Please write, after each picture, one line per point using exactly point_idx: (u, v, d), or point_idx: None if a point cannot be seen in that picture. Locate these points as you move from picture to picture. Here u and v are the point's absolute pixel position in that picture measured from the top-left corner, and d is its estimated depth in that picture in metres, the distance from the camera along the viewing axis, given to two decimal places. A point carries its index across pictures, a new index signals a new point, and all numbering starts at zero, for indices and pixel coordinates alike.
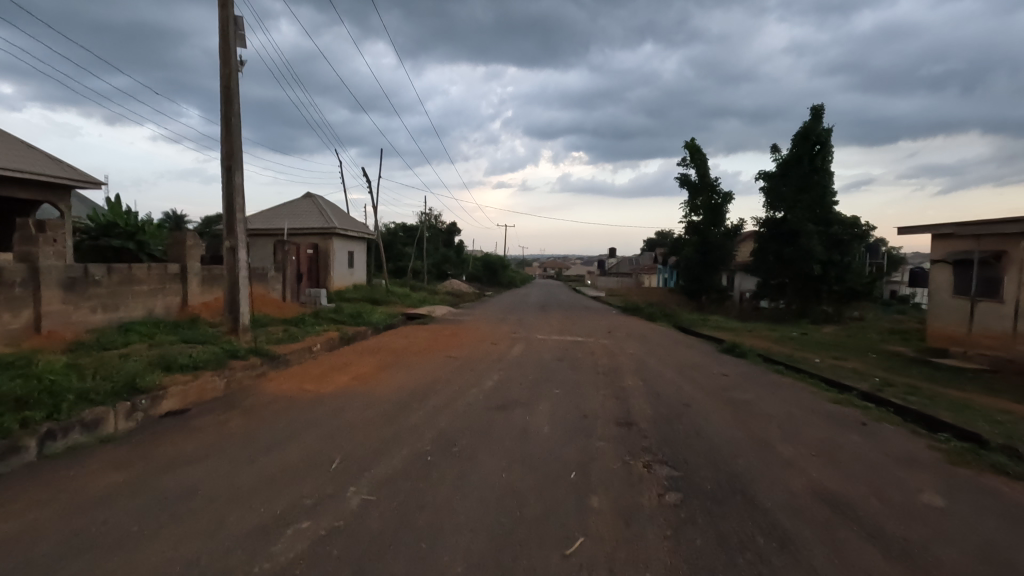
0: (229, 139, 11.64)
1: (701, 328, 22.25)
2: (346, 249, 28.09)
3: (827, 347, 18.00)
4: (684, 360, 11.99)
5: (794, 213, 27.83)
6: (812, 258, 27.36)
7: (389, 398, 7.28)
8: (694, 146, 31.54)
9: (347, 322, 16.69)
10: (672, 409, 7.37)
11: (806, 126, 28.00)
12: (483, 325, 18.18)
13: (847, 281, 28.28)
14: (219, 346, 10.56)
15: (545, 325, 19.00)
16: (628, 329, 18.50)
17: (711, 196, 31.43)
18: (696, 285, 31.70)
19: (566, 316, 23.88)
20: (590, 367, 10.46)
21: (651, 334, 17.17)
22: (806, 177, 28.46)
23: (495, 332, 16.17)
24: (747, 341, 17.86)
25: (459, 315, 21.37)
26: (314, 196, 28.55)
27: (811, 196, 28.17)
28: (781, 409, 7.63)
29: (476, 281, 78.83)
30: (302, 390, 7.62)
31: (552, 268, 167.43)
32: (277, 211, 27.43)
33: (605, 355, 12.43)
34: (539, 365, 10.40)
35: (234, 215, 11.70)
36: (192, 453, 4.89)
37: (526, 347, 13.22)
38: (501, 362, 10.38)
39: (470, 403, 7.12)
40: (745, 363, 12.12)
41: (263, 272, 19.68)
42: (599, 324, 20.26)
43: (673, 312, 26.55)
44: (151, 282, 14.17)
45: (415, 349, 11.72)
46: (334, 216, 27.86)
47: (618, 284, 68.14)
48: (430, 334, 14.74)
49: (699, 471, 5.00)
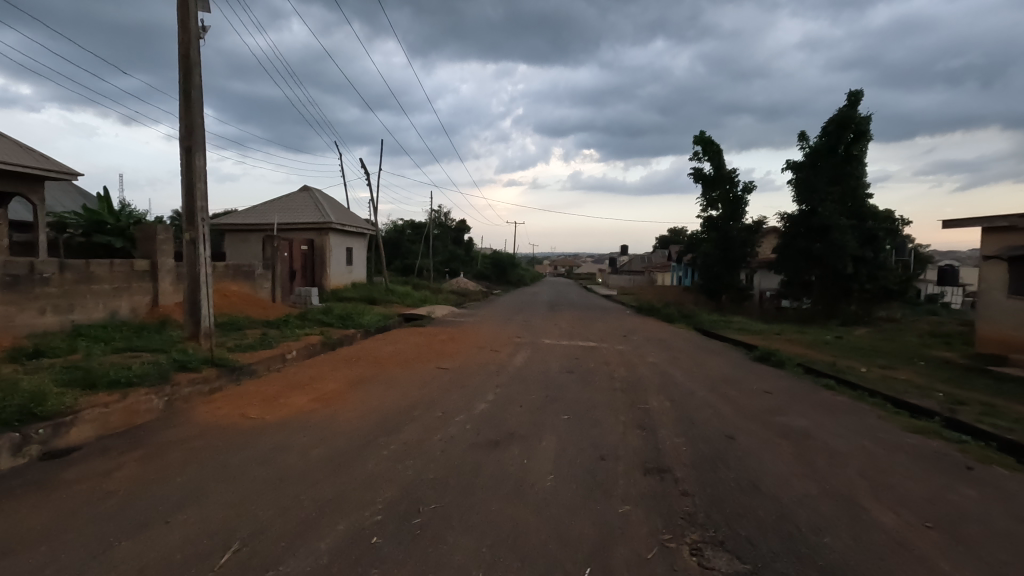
0: (188, 115, 10.13)
1: (724, 330, 20.47)
2: (344, 245, 26.59)
3: (868, 354, 16.18)
4: (713, 372, 10.31)
5: (824, 206, 25.91)
6: (843, 254, 25.47)
7: (352, 431, 5.66)
8: (705, 138, 29.50)
9: (334, 324, 15.16)
10: (713, 445, 5.70)
11: (842, 112, 26.06)
12: (486, 328, 16.58)
13: (880, 279, 26.37)
14: (171, 355, 9.04)
15: (554, 328, 17.32)
16: (645, 333, 16.78)
17: (729, 189, 29.51)
18: (716, 284, 29.69)
19: (576, 317, 22.19)
20: (605, 382, 8.80)
21: (670, 339, 15.46)
22: (838, 168, 26.66)
23: (498, 336, 14.53)
24: (778, 346, 16.09)
25: (461, 317, 19.80)
26: (310, 189, 27.27)
27: (843, 188, 26.34)
28: (854, 445, 5.96)
29: (485, 279, 77.13)
30: (245, 414, 6.03)
31: (563, 266, 165.32)
32: (270, 206, 25.97)
33: (620, 364, 10.78)
34: (544, 379, 8.73)
35: (194, 203, 10.18)
36: (26, 535, 3.34)
37: (531, 355, 11.56)
38: (499, 377, 8.76)
39: (452, 438, 5.52)
40: (785, 376, 10.42)
41: (248, 269, 18.21)
42: (613, 327, 18.56)
43: (692, 312, 24.74)
44: (114, 280, 12.73)
45: (402, 359, 10.08)
46: (330, 210, 26.35)
47: (630, 282, 66.19)
48: (424, 339, 13.17)
49: (776, 564, 3.37)
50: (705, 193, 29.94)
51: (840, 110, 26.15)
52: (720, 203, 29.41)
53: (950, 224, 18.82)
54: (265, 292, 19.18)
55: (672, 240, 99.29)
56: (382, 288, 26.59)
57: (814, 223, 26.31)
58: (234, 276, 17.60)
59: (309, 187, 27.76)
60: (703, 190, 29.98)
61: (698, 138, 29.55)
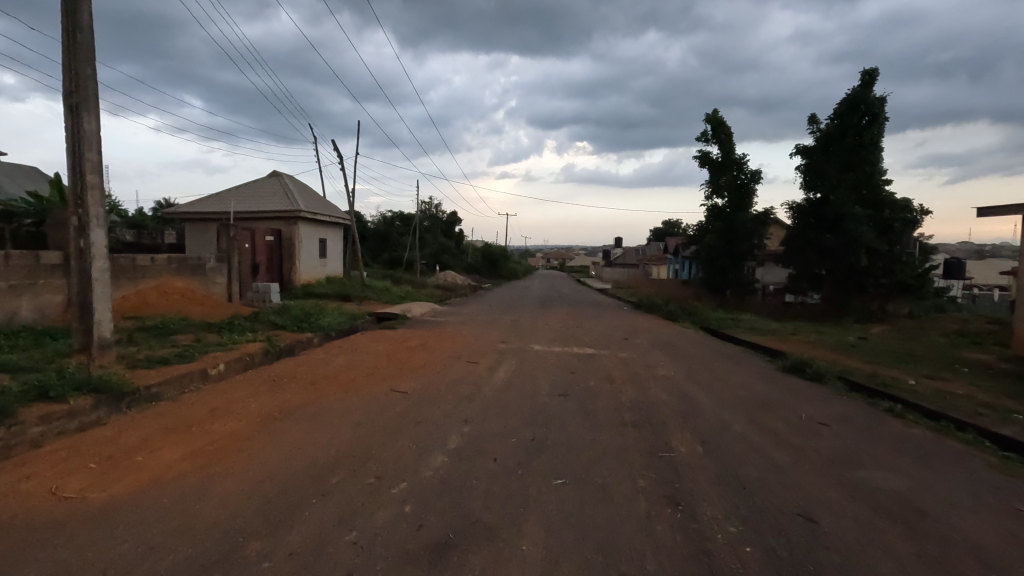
0: (71, 64, 7.91)
1: (733, 330, 18.47)
2: (317, 236, 24.31)
3: (902, 358, 14.20)
4: (744, 392, 8.21)
5: (837, 194, 23.96)
6: (858, 246, 23.52)
7: (212, 524, 3.52)
8: (717, 118, 27.56)
9: (288, 326, 12.99)
10: (791, 542, 3.62)
11: (855, 93, 23.99)
12: (465, 330, 14.41)
13: (896, 273, 24.50)
14: (39, 376, 6.85)
15: (546, 330, 15.15)
16: (650, 336, 14.66)
17: (736, 175, 27.54)
18: (720, 278, 27.61)
19: (570, 315, 20.10)
20: (612, 411, 6.71)
21: (680, 343, 13.44)
22: (852, 153, 24.60)
23: (480, 341, 12.36)
24: (801, 350, 14.09)
25: (441, 317, 17.60)
26: (281, 174, 24.98)
27: (858, 175, 24.28)
28: (996, 530, 3.93)
29: (476, 273, 74.78)
30: (57, 492, 3.88)
31: (556, 259, 163.02)
32: (235, 192, 23.64)
33: (626, 381, 8.67)
34: (529, 409, 6.59)
35: (82, 178, 7.97)
36: None
37: (518, 368, 9.40)
38: (472, 405, 6.66)
39: (372, 538, 3.43)
40: (831, 396, 8.35)
41: (195, 262, 15.95)
42: (612, 328, 16.47)
43: (695, 309, 22.74)
44: (12, 276, 10.50)
45: (350, 376, 7.89)
46: (301, 197, 24.04)
47: (624, 275, 64.20)
48: (388, 346, 10.99)
49: None
50: (712, 178, 28.00)
51: (853, 91, 24.07)
52: (726, 190, 27.41)
53: (986, 212, 16.88)
54: (217, 288, 16.92)
55: (668, 233, 97.20)
56: (358, 283, 24.33)
57: (827, 212, 24.35)
58: (179, 269, 15.34)
59: (281, 173, 25.47)
60: (709, 176, 28.03)
61: (711, 117, 27.62)
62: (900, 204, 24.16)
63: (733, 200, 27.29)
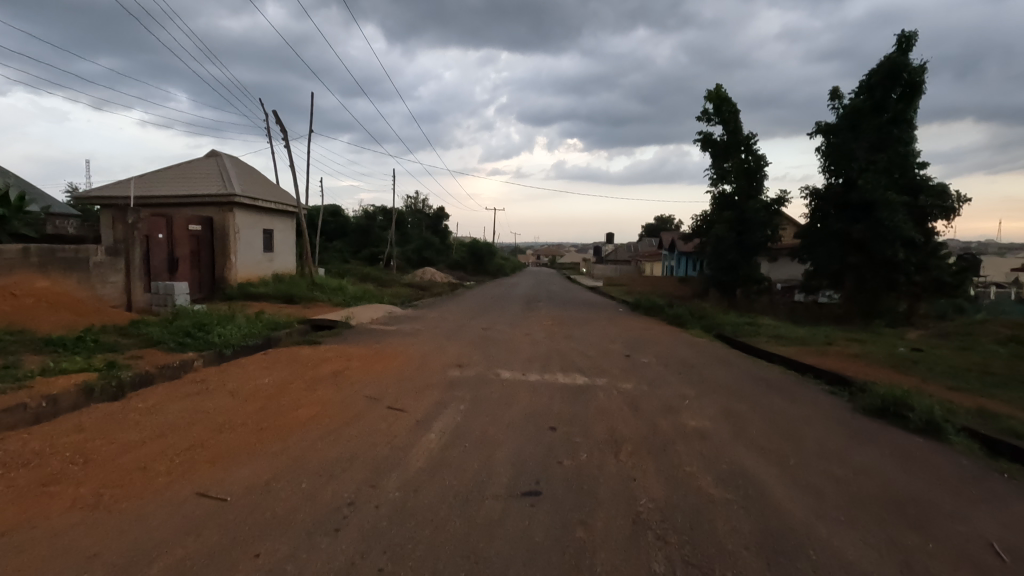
0: None
1: (755, 339, 15.18)
2: (261, 226, 20.67)
3: (985, 377, 10.94)
4: (846, 472, 4.77)
5: (865, 178, 20.84)
6: (893, 237, 20.39)
7: None
8: (720, 93, 24.11)
9: (169, 341, 9.45)
10: None
11: (889, 60, 20.87)
12: (414, 344, 10.95)
13: (930, 270, 21.49)
14: None
15: (524, 344, 11.68)
16: (658, 352, 11.22)
17: (744, 157, 24.18)
18: (728, 275, 24.21)
19: (557, 321, 16.69)
20: (627, 555, 3.24)
21: (702, 364, 9.99)
22: (880, 131, 21.45)
23: (427, 363, 8.84)
24: (854, 370, 10.81)
25: (396, 323, 14.15)
26: (219, 154, 21.36)
27: (888, 155, 21.13)
28: None
29: (462, 270, 70.94)
30: None
31: (546, 256, 159.69)
32: (161, 174, 19.96)
33: (640, 447, 5.22)
34: (453, 563, 3.09)
35: None
36: None
37: (465, 418, 5.88)
38: (336, 545, 3.19)
39: None
40: (981, 477, 4.98)
41: (73, 255, 12.33)
42: (608, 338, 13.15)
43: (705, 311, 19.41)
44: None
45: (145, 458, 4.29)
46: (241, 180, 20.40)
47: (618, 272, 60.75)
48: (284, 375, 7.45)
49: None
50: (717, 162, 24.61)
51: (887, 57, 20.98)
52: (734, 175, 24.01)
53: None
54: (109, 289, 13.31)
55: (660, 228, 93.98)
56: (309, 281, 20.78)
57: (854, 198, 21.26)
58: (43, 264, 11.69)
59: (218, 152, 21.75)
60: (713, 159, 24.65)
61: (713, 93, 24.17)
62: (937, 189, 21.03)
63: (741, 186, 23.92)
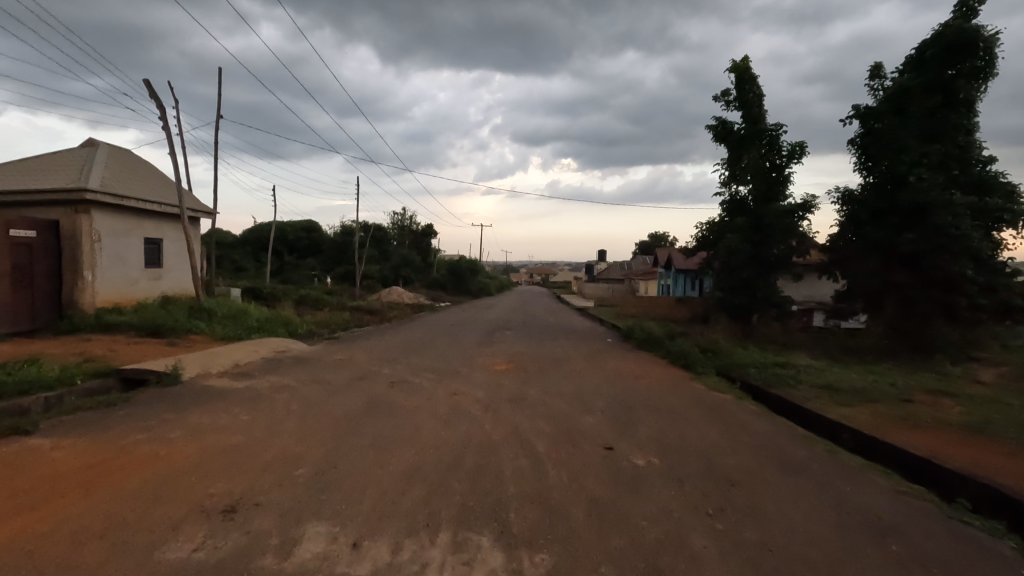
0: None
1: (797, 392, 10.46)
2: (140, 234, 15.86)
3: None
4: None
5: (918, 174, 16.52)
6: (958, 247, 16.01)
7: None
8: (746, 69, 19.85)
9: None
10: None
11: (955, 26, 16.52)
12: (223, 429, 6.04)
13: (998, 291, 17.00)
14: None
15: (435, 421, 6.86)
16: (662, 440, 6.43)
17: (765, 152, 19.79)
18: (742, 298, 19.50)
19: (517, 363, 11.94)
20: None
21: (750, 483, 5.14)
22: (935, 116, 17.17)
23: (159, 510, 3.94)
24: (1004, 472, 6.14)
25: (259, 375, 9.24)
26: (99, 144, 16.80)
27: (945, 146, 16.83)
28: None
29: (441, 289, 64.31)
30: None
31: (539, 275, 155.68)
32: (10, 165, 15.29)
33: None
34: None
35: None
36: None
37: None
38: None
39: None
40: None
41: None
42: (582, 402, 8.27)
43: (718, 345, 14.72)
44: None
45: None
46: (118, 174, 15.71)
47: (609, 291, 56.39)
48: None
49: None
50: (733, 158, 20.18)
51: (950, 24, 16.68)
52: (752, 173, 19.55)
53: None
54: None
55: (655, 246, 90.19)
56: (200, 305, 15.91)
57: (900, 200, 17.01)
58: None
59: (98, 141, 16.96)
60: (728, 154, 20.24)
61: (739, 65, 19.87)
62: (1006, 189, 16.75)
63: (759, 188, 19.40)
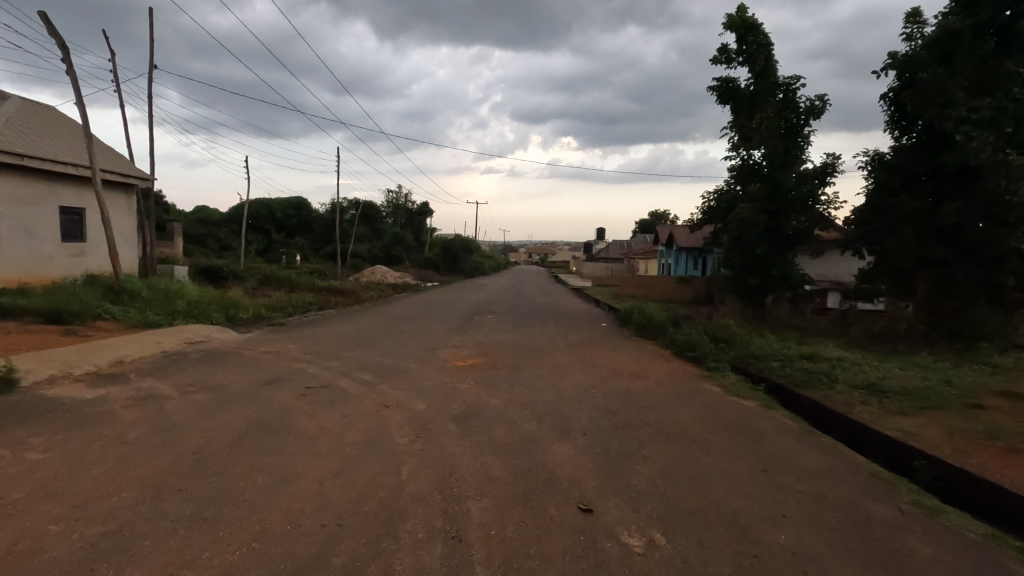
0: None
1: (836, 395, 8.22)
2: (54, 202, 13.55)
3: None
4: None
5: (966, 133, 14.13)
6: (1011, 217, 13.71)
7: None
8: (745, 19, 17.20)
9: None
10: None
11: None
12: None
13: None
14: None
15: (331, 457, 4.62)
16: (669, 491, 4.19)
17: (778, 110, 17.29)
18: (755, 275, 17.21)
19: (486, 356, 9.69)
20: None
21: None
22: (986, 64, 14.60)
23: None
24: None
25: (134, 378, 6.99)
26: (8, 98, 14.43)
27: (998, 100, 14.34)
28: None
29: (434, 269, 61.88)
30: None
31: (538, 255, 153.04)
32: None
33: None
34: None
35: None
36: None
37: None
38: None
39: None
40: None
41: None
42: (556, 420, 5.99)
43: (731, 332, 12.46)
44: None
45: None
46: (25, 132, 13.37)
47: (610, 271, 53.95)
48: None
49: None
50: (741, 120, 17.76)
51: None
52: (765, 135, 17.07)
53: None
54: None
55: (657, 224, 87.59)
56: (123, 285, 13.61)
57: (943, 163, 14.66)
58: None
59: (8, 95, 14.56)
60: (736, 117, 17.83)
61: (737, 16, 17.27)
62: None
63: (776, 150, 16.96)
